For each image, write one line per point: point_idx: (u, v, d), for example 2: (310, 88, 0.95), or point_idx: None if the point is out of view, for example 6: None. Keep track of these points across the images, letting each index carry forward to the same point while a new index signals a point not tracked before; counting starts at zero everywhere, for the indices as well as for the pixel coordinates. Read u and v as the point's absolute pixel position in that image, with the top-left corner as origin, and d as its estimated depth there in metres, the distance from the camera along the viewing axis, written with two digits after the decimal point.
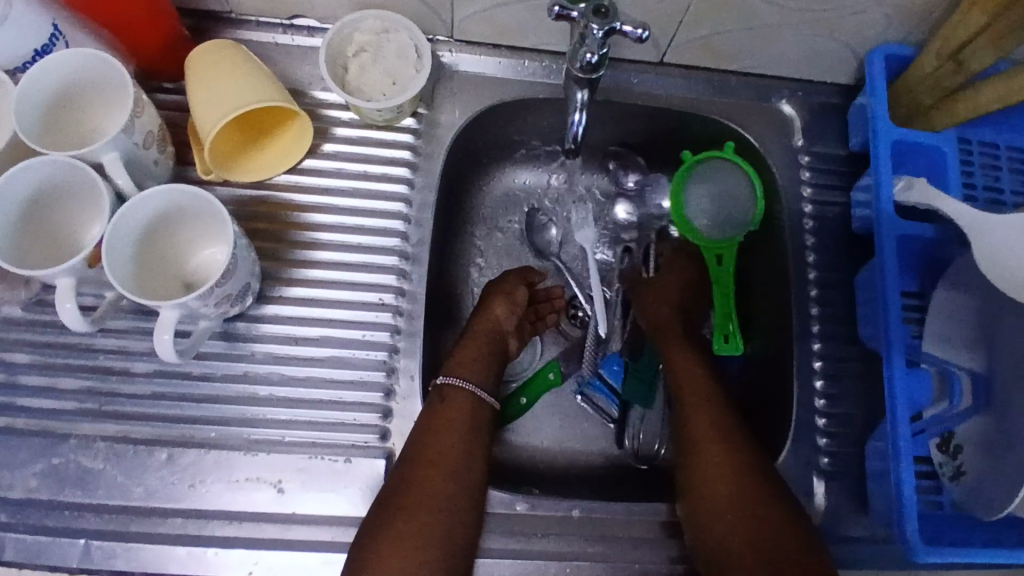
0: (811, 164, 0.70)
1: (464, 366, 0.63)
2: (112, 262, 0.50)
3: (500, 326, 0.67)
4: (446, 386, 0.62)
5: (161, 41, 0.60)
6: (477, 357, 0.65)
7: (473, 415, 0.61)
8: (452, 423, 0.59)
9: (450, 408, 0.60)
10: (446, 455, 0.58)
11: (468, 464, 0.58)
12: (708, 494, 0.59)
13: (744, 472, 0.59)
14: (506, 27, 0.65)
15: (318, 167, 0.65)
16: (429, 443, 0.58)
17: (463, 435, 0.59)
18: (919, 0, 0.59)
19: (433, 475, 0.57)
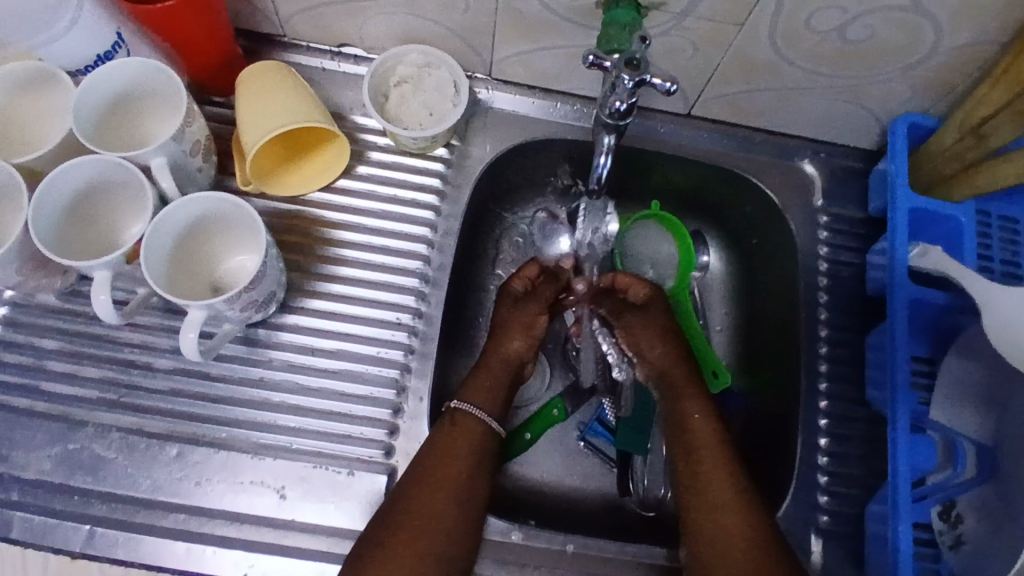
0: (829, 224, 0.71)
1: (475, 393, 0.64)
2: (149, 259, 0.53)
3: (516, 356, 0.68)
4: (458, 411, 0.62)
5: (216, 57, 0.64)
6: (492, 386, 0.65)
7: (481, 444, 0.61)
8: (460, 445, 0.60)
9: (463, 432, 0.61)
10: (452, 476, 0.58)
11: (473, 489, 0.59)
12: (709, 536, 0.59)
13: (746, 518, 0.59)
14: (542, 69, 0.68)
15: (351, 188, 0.68)
16: (434, 465, 0.59)
17: (469, 458, 0.60)
18: (943, 74, 0.61)
19: (436, 495, 0.57)
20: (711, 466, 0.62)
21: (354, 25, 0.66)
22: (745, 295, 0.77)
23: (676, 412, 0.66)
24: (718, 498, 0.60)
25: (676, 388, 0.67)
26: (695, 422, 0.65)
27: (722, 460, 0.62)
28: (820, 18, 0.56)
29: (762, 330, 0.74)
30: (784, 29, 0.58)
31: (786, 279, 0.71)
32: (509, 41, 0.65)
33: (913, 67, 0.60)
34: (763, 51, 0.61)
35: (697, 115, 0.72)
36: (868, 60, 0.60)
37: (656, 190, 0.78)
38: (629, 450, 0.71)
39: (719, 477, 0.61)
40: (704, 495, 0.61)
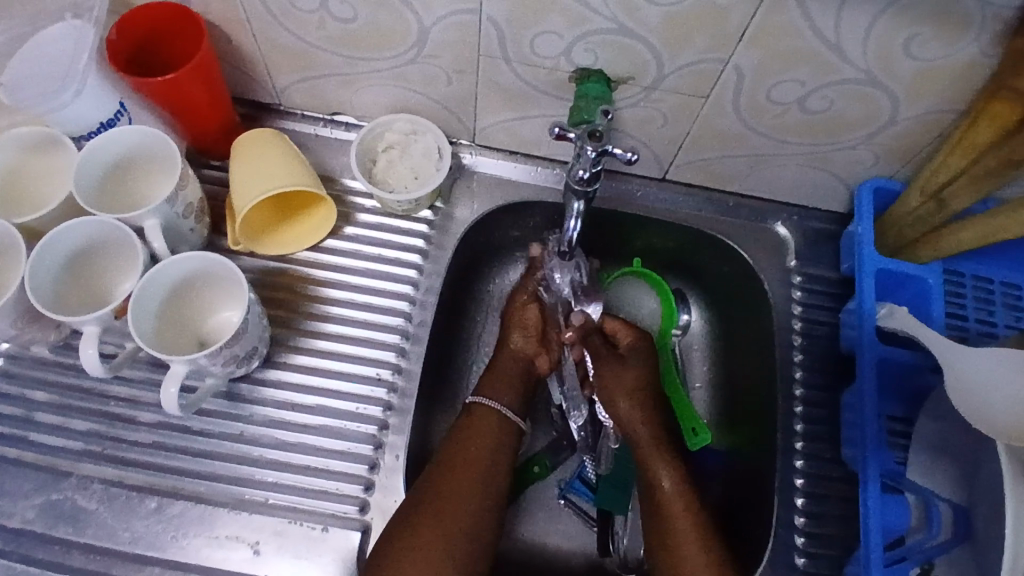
0: (803, 284, 0.73)
1: (492, 387, 0.68)
2: (137, 315, 0.55)
3: (523, 350, 0.71)
4: (475, 405, 0.66)
5: (215, 126, 0.68)
6: (507, 382, 0.68)
7: (500, 437, 0.65)
8: (483, 433, 0.64)
9: (481, 419, 0.65)
10: (476, 461, 0.62)
11: (496, 475, 0.63)
12: (675, 546, 0.62)
13: (708, 561, 0.60)
14: (523, 136, 0.71)
15: (338, 247, 0.70)
16: (461, 450, 0.63)
17: (491, 446, 0.64)
18: (902, 142, 0.63)
19: (460, 478, 0.61)
20: (680, 516, 0.63)
21: (345, 96, 0.70)
22: (724, 353, 0.78)
23: (648, 464, 0.66)
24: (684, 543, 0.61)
25: (653, 441, 0.67)
26: (666, 474, 0.65)
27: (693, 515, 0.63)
28: (781, 90, 0.60)
29: (739, 387, 0.75)
30: (748, 100, 0.61)
31: (762, 338, 0.73)
32: (491, 110, 0.68)
33: (874, 136, 0.63)
34: (730, 122, 0.64)
35: (673, 179, 0.75)
36: (830, 129, 0.63)
37: (636, 250, 0.80)
38: (609, 508, 0.72)
39: (690, 524, 0.62)
40: (673, 541, 0.62)
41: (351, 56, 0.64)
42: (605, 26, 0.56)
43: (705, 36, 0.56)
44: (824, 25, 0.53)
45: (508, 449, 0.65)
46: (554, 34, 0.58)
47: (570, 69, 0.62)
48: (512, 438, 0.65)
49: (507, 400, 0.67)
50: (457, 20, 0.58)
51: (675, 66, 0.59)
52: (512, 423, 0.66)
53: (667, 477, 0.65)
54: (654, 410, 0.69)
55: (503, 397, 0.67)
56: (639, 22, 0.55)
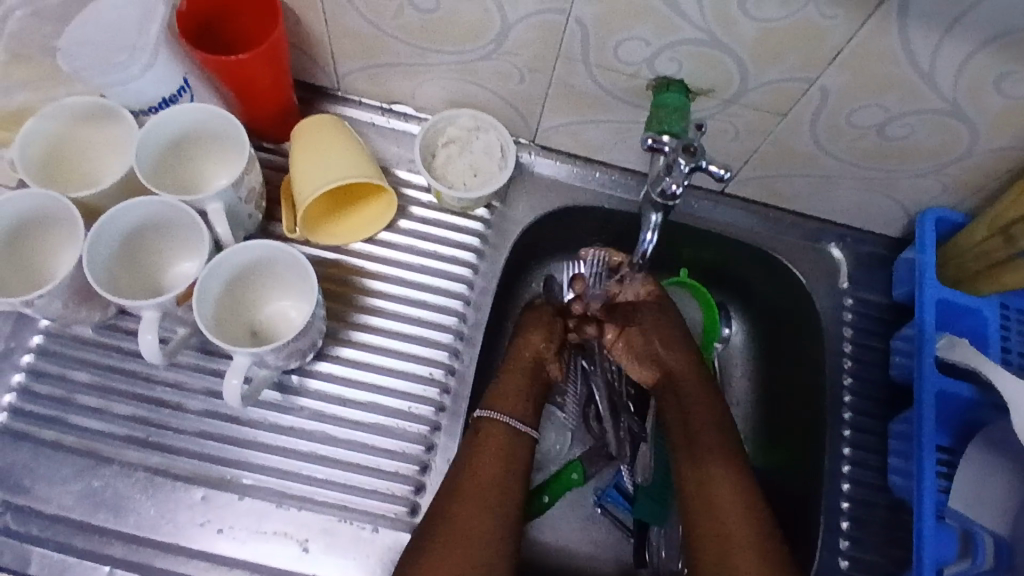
0: (854, 307, 0.73)
1: (505, 399, 0.64)
2: (202, 304, 0.54)
3: (540, 352, 0.69)
4: (482, 420, 0.63)
5: (276, 109, 0.66)
6: (520, 392, 0.66)
7: (510, 448, 0.62)
8: (491, 453, 0.61)
9: (492, 435, 0.62)
10: (482, 488, 0.59)
11: (506, 497, 0.60)
12: (723, 537, 0.60)
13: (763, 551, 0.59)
14: (586, 140, 0.70)
15: (392, 241, 0.69)
16: (478, 474, 0.60)
17: (501, 464, 0.61)
18: (973, 175, 0.63)
19: (468, 507, 0.58)
20: (733, 521, 0.61)
21: (409, 86, 0.68)
22: (765, 370, 0.78)
23: (695, 469, 0.64)
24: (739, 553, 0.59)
25: (705, 448, 0.65)
26: (711, 482, 0.63)
27: (749, 523, 0.61)
28: (862, 115, 0.59)
29: (782, 406, 0.75)
30: (825, 122, 0.61)
31: (810, 359, 0.73)
32: (559, 112, 0.67)
33: (944, 167, 0.63)
34: (801, 142, 0.64)
35: (729, 193, 0.74)
36: (902, 157, 0.63)
37: (683, 260, 0.79)
38: (648, 520, 0.71)
39: (747, 529, 0.60)
40: (732, 550, 0.60)
41: (424, 47, 0.62)
42: (694, 37, 0.55)
43: (796, 56, 0.55)
44: (919, 55, 0.52)
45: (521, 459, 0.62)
46: (640, 41, 0.57)
47: (649, 78, 0.60)
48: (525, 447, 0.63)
49: (523, 412, 0.65)
50: (542, 19, 0.57)
51: (758, 82, 0.58)
52: (525, 435, 0.63)
53: (717, 483, 0.63)
54: (703, 411, 0.67)
55: (516, 409, 0.64)
56: (732, 36, 0.54)
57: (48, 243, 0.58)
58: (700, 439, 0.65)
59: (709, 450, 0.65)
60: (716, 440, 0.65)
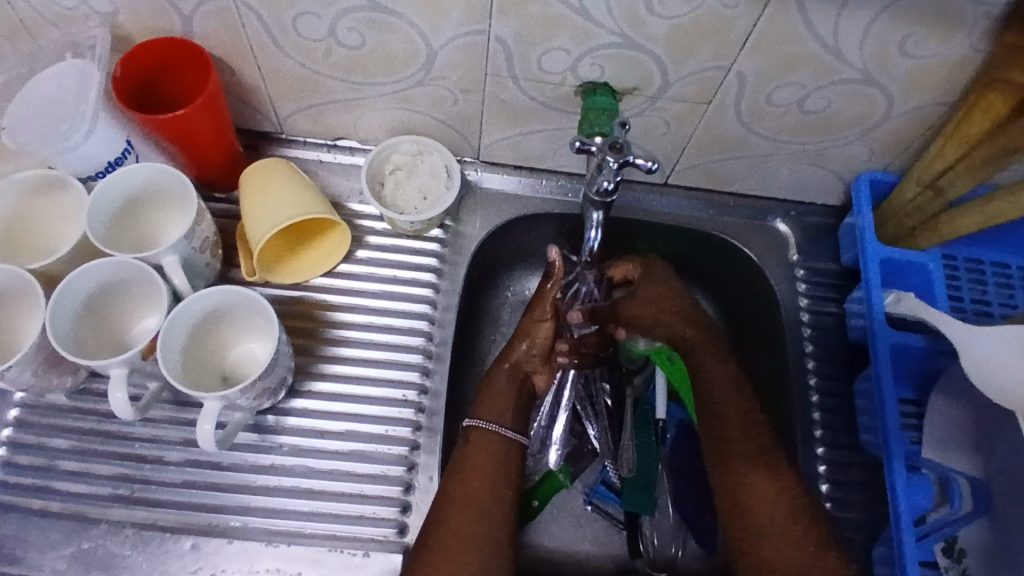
0: (807, 277, 0.76)
1: (487, 409, 0.66)
2: (168, 355, 0.55)
3: (524, 365, 0.69)
4: (471, 429, 0.65)
5: (221, 158, 0.67)
6: (503, 400, 0.67)
7: (501, 455, 0.63)
8: (479, 463, 0.62)
9: (482, 444, 0.64)
10: (474, 496, 0.61)
11: (497, 506, 0.61)
12: (766, 531, 0.61)
13: (798, 534, 0.61)
14: (528, 152, 0.73)
15: (352, 271, 0.70)
16: (468, 484, 0.61)
17: (492, 474, 0.62)
18: (895, 139, 0.66)
19: (459, 516, 0.59)
20: (773, 528, 0.61)
21: (349, 121, 0.70)
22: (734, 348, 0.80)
23: (736, 482, 0.64)
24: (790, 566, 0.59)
25: (746, 460, 0.64)
26: (754, 495, 0.63)
27: (786, 519, 0.61)
28: (780, 93, 0.62)
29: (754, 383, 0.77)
30: (748, 105, 0.64)
31: (773, 335, 0.75)
32: (497, 128, 0.69)
33: (868, 132, 0.66)
34: (730, 126, 0.66)
35: (674, 184, 0.77)
36: (827, 129, 0.66)
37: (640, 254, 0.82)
38: (637, 511, 0.72)
39: (788, 540, 0.60)
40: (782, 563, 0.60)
41: (357, 82, 0.65)
42: (611, 41, 0.58)
43: (708, 47, 0.58)
44: (822, 30, 0.55)
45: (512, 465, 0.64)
46: (561, 51, 0.59)
47: (575, 84, 0.63)
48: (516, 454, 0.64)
49: (506, 420, 0.66)
50: (465, 41, 0.59)
51: (678, 75, 0.61)
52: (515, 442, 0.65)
53: (755, 494, 0.63)
54: (733, 425, 0.66)
55: (502, 417, 0.65)
56: (645, 34, 0.57)
57: (11, 314, 0.59)
58: (738, 450, 0.65)
59: (745, 462, 0.64)
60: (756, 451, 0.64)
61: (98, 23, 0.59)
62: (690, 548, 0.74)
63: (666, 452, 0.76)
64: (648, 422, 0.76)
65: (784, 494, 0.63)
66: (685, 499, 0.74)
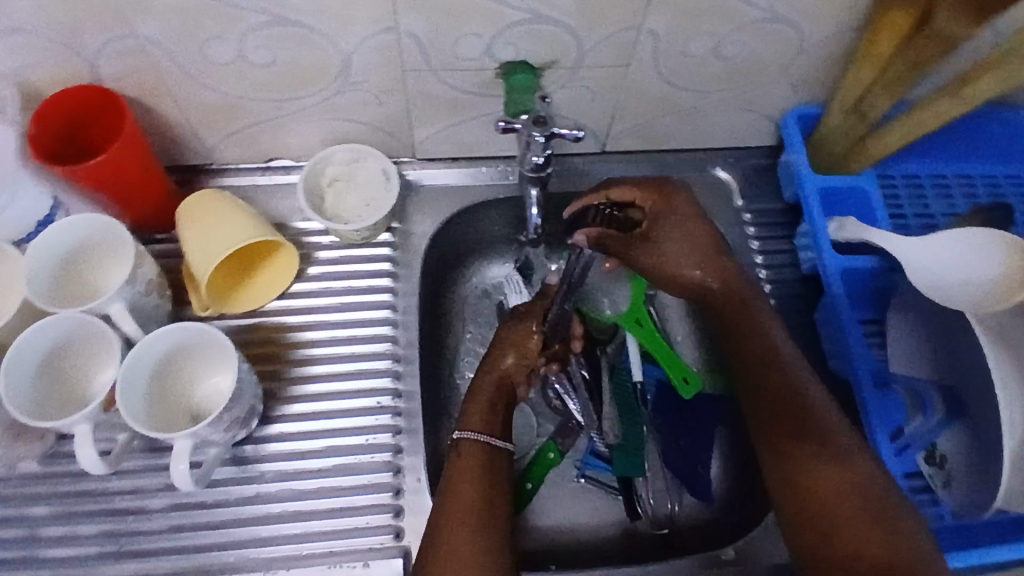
0: (754, 219, 0.77)
1: (474, 418, 0.64)
2: (128, 404, 0.54)
3: (512, 375, 0.68)
4: (460, 442, 0.63)
5: (154, 199, 0.66)
6: (488, 410, 0.65)
7: (489, 464, 0.61)
8: (469, 476, 0.60)
9: (469, 459, 0.61)
10: (468, 508, 0.58)
11: (492, 515, 0.58)
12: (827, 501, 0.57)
13: (864, 505, 0.56)
14: (462, 142, 0.73)
15: (307, 289, 0.70)
16: (460, 498, 0.59)
17: (480, 485, 0.60)
18: (813, 71, 0.68)
19: (454, 530, 0.57)
20: (843, 515, 0.56)
21: (277, 140, 0.70)
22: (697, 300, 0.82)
23: (799, 470, 0.59)
24: (862, 553, 0.54)
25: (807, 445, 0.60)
26: (819, 481, 0.58)
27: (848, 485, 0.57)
28: (695, 44, 0.63)
29: None
30: (666, 60, 0.64)
31: None
32: (427, 123, 0.69)
33: (786, 69, 0.67)
34: (654, 84, 0.67)
35: (612, 150, 0.77)
36: (746, 71, 0.67)
37: None
38: (629, 474, 0.73)
39: (845, 509, 0.56)
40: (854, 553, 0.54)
41: (276, 99, 0.64)
42: (520, 19, 0.58)
43: (616, 10, 0.58)
44: None
45: (501, 474, 0.62)
46: (473, 37, 0.59)
47: (494, 67, 0.63)
48: (504, 462, 0.63)
49: (494, 428, 0.64)
50: (377, 42, 0.59)
51: (592, 42, 0.61)
52: (502, 450, 0.63)
53: (822, 481, 0.58)
54: (790, 409, 0.61)
55: (486, 427, 0.64)
56: (551, 6, 0.57)
57: None
58: (798, 436, 0.60)
59: (804, 448, 0.60)
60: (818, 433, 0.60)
61: (5, 83, 0.59)
62: (687, 501, 0.75)
63: (649, 413, 0.77)
64: (626, 387, 0.76)
65: (850, 475, 0.58)
66: (675, 453, 0.75)
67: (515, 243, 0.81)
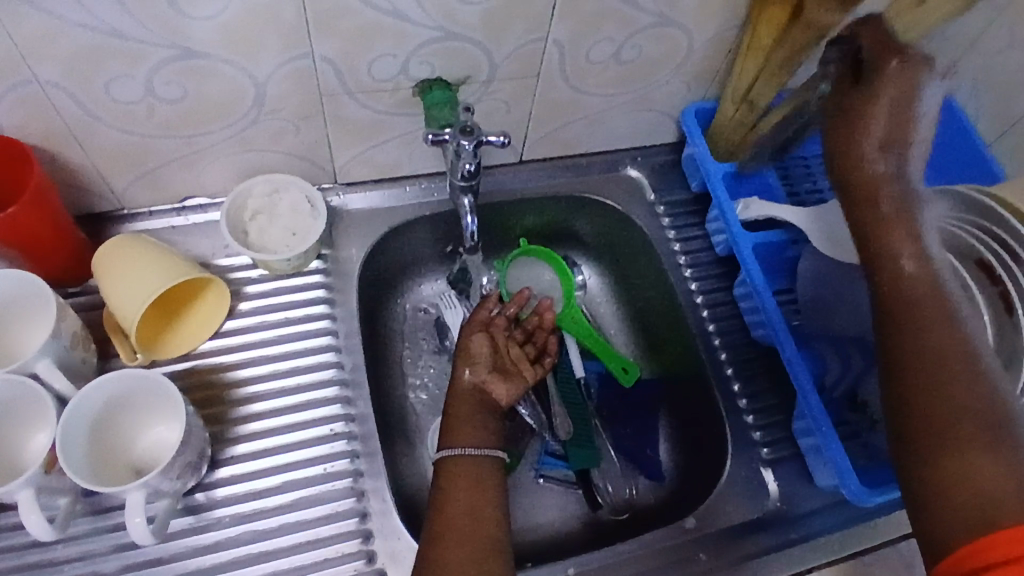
0: (668, 211, 0.82)
1: (455, 435, 0.65)
2: (70, 461, 0.51)
3: (474, 384, 0.68)
4: (445, 458, 0.63)
5: (68, 251, 0.63)
6: (469, 423, 0.66)
7: (478, 475, 0.62)
8: (458, 490, 0.60)
9: (455, 473, 0.62)
10: (457, 519, 0.58)
11: (485, 522, 0.58)
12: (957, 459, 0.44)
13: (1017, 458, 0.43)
14: (384, 163, 0.74)
15: (240, 326, 0.68)
16: (447, 514, 0.58)
17: (470, 497, 0.60)
18: (702, 69, 0.74)
19: (445, 546, 0.56)
20: (989, 474, 0.43)
21: (193, 178, 0.68)
22: (624, 293, 0.86)
23: (949, 450, 0.44)
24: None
25: (941, 379, 0.46)
26: (956, 415, 0.45)
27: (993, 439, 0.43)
28: (596, 51, 0.67)
29: (652, 317, 0.83)
30: (572, 67, 0.68)
31: (656, 270, 0.81)
32: (346, 147, 0.70)
33: (679, 69, 0.73)
34: (563, 91, 0.71)
35: (528, 159, 0.81)
36: (644, 73, 0.72)
37: (519, 233, 0.85)
38: (586, 466, 0.75)
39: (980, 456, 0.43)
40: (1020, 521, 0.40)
41: (190, 135, 0.63)
42: (433, 37, 0.60)
43: (521, 23, 0.61)
44: None
45: (493, 482, 0.62)
46: (388, 57, 0.61)
47: (411, 85, 0.65)
48: (494, 470, 0.63)
49: (479, 433, 0.65)
50: (292, 69, 0.59)
51: (503, 54, 0.64)
52: (488, 456, 0.63)
53: (971, 451, 0.43)
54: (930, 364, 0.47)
55: (471, 439, 0.64)
56: (461, 24, 0.60)
57: None
58: (941, 391, 0.46)
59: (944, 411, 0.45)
60: (946, 365, 0.46)
61: None
62: (643, 484, 0.77)
63: (595, 405, 0.80)
64: (571, 384, 0.79)
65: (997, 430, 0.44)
66: (625, 437, 0.78)
67: (446, 259, 0.82)
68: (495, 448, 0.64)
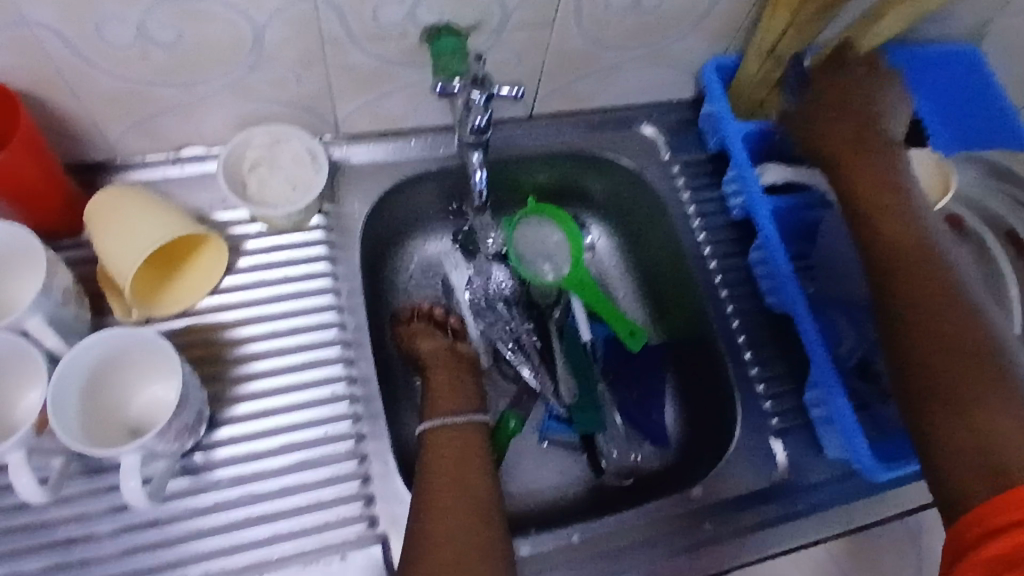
0: (682, 171, 0.79)
1: (441, 401, 0.65)
2: (63, 421, 0.49)
3: (441, 349, 0.69)
4: (429, 429, 0.62)
5: (59, 203, 0.60)
6: (451, 388, 0.67)
7: (466, 445, 0.61)
8: (447, 458, 0.59)
9: (444, 444, 0.60)
10: (449, 486, 0.56)
11: (477, 489, 0.57)
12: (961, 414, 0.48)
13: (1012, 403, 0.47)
14: (389, 116, 0.70)
15: (239, 283, 0.66)
16: (436, 483, 0.57)
17: (459, 466, 0.58)
18: (726, 22, 0.70)
19: (436, 512, 0.54)
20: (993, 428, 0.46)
21: (188, 128, 0.65)
22: (634, 256, 0.84)
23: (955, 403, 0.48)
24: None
25: (945, 344, 0.50)
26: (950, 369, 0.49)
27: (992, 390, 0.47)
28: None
29: (662, 282, 0.80)
30: (589, 17, 0.64)
31: (667, 233, 0.78)
32: (349, 97, 0.66)
33: (701, 21, 0.69)
34: (579, 42, 0.67)
35: (539, 114, 0.77)
36: (664, 25, 0.68)
37: (525, 192, 0.82)
38: (592, 430, 0.74)
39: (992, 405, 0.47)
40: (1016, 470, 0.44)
41: (184, 83, 0.59)
42: None
43: None
44: None
45: (481, 449, 0.61)
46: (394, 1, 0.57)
47: (418, 32, 0.61)
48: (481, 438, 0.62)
49: (457, 408, 0.64)
50: (291, 13, 0.55)
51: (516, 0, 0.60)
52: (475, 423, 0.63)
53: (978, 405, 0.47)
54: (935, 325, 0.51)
55: (451, 405, 0.64)
56: None
57: None
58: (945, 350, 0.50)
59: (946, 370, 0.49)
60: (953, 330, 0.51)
61: None
62: (647, 451, 0.76)
63: (600, 368, 0.78)
64: (577, 348, 0.77)
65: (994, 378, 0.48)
66: (630, 403, 0.77)
67: (452, 216, 0.80)
68: (479, 412, 0.65)
